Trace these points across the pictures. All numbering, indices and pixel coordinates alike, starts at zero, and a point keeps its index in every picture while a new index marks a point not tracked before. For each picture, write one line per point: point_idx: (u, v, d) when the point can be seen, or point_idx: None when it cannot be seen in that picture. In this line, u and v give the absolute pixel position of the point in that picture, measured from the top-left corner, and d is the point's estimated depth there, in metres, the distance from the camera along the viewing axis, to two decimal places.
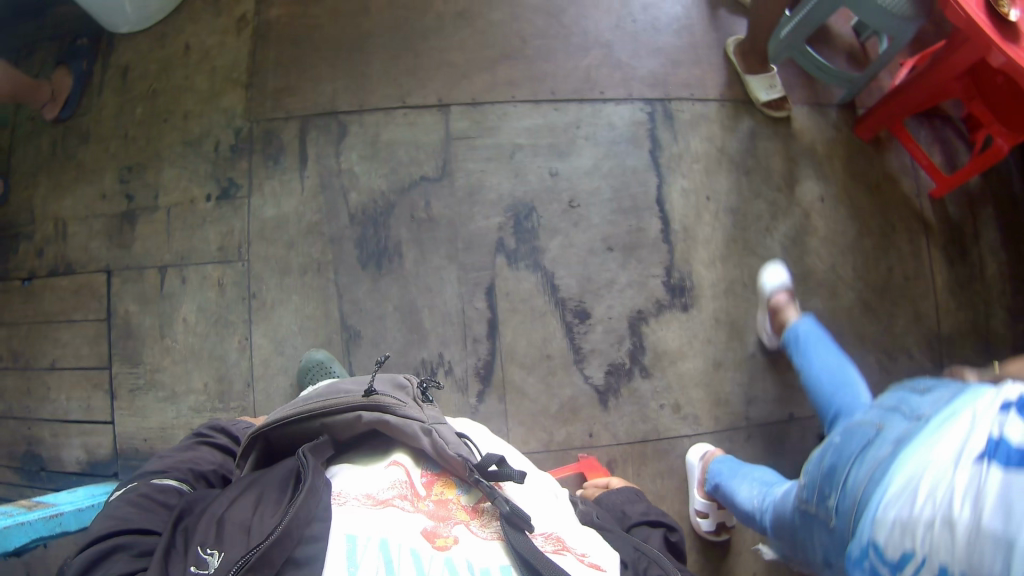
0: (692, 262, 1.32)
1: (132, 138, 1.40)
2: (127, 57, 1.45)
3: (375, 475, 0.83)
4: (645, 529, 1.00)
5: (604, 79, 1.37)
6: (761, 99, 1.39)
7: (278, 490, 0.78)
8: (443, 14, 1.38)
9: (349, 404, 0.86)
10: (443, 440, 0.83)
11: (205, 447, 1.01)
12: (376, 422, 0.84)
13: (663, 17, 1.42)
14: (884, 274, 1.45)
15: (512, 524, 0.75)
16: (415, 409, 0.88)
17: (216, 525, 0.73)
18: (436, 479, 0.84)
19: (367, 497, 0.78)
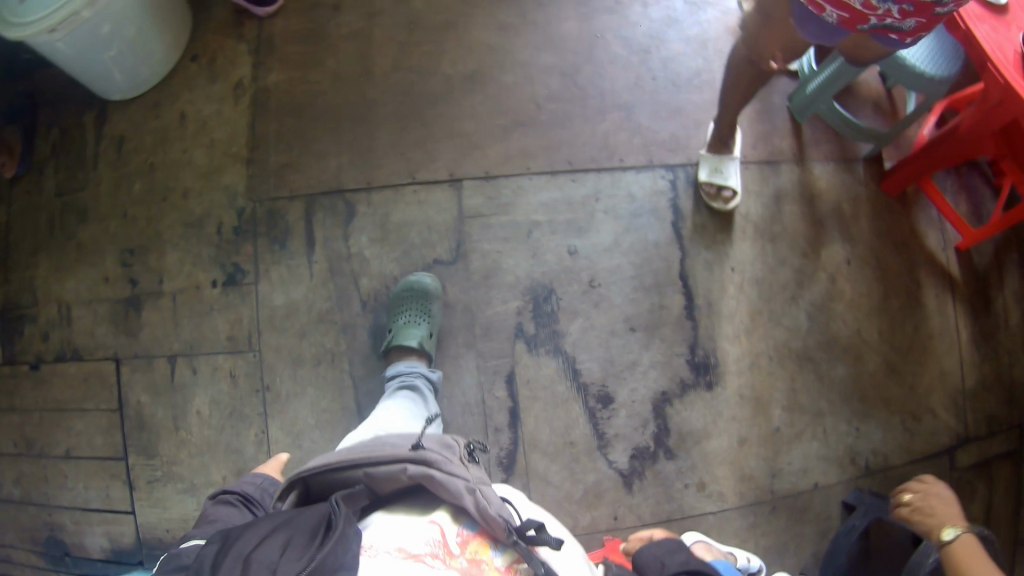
0: (718, 336, 1.26)
1: (131, 219, 1.29)
2: (121, 126, 1.33)
3: (407, 528, 0.69)
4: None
5: (623, 145, 1.31)
6: (700, 175, 1.27)
7: (308, 533, 0.65)
8: (452, 77, 1.33)
9: (392, 456, 0.73)
10: (487, 500, 0.69)
11: (224, 506, 0.94)
12: (421, 478, 0.71)
13: (683, 72, 1.36)
14: (909, 333, 1.34)
15: None
16: (464, 468, 0.74)
17: (239, 562, 0.62)
18: (471, 539, 0.70)
19: (395, 551, 0.65)
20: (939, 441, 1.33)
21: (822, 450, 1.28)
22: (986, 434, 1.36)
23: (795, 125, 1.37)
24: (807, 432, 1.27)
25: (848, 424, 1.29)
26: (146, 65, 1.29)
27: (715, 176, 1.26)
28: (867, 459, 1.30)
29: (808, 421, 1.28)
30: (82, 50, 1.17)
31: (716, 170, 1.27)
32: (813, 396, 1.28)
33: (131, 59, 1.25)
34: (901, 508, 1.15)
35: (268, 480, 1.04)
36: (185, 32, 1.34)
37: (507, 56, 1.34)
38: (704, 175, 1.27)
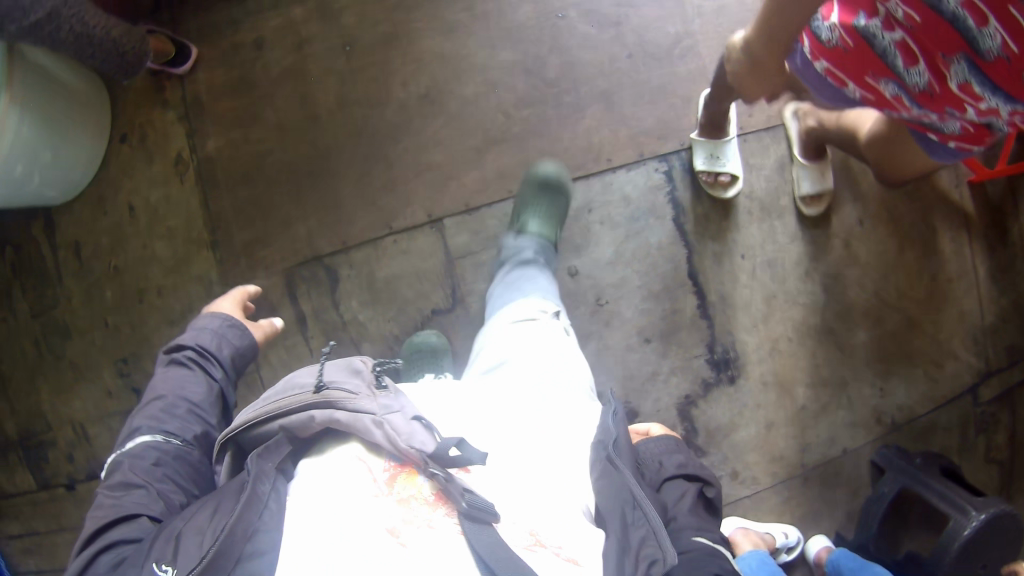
0: (736, 329, 1.22)
1: (114, 327, 1.24)
2: (72, 231, 1.26)
3: (326, 479, 0.60)
4: (681, 484, 0.80)
5: (609, 143, 1.19)
6: (697, 166, 1.17)
7: (235, 495, 0.61)
8: (406, 102, 1.18)
9: (297, 402, 0.63)
10: (396, 430, 0.60)
11: (178, 368, 0.86)
12: (330, 424, 0.62)
13: (662, 40, 1.22)
14: (926, 281, 1.28)
15: (473, 521, 0.57)
16: (372, 398, 0.64)
17: (173, 538, 0.60)
18: (397, 472, 0.61)
19: (317, 500, 0.58)
20: (961, 381, 1.29)
21: (849, 416, 1.27)
22: (1008, 363, 1.30)
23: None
24: (831, 405, 1.27)
25: (871, 387, 1.28)
26: (77, 169, 1.20)
27: (712, 164, 1.16)
28: (893, 416, 1.29)
29: (830, 392, 1.27)
30: (11, 193, 1.08)
31: (710, 156, 1.16)
32: (833, 367, 1.26)
33: (60, 172, 1.16)
34: (929, 482, 1.13)
35: (228, 322, 0.97)
36: (103, 117, 1.23)
37: (463, 63, 1.18)
38: (703, 163, 1.16)
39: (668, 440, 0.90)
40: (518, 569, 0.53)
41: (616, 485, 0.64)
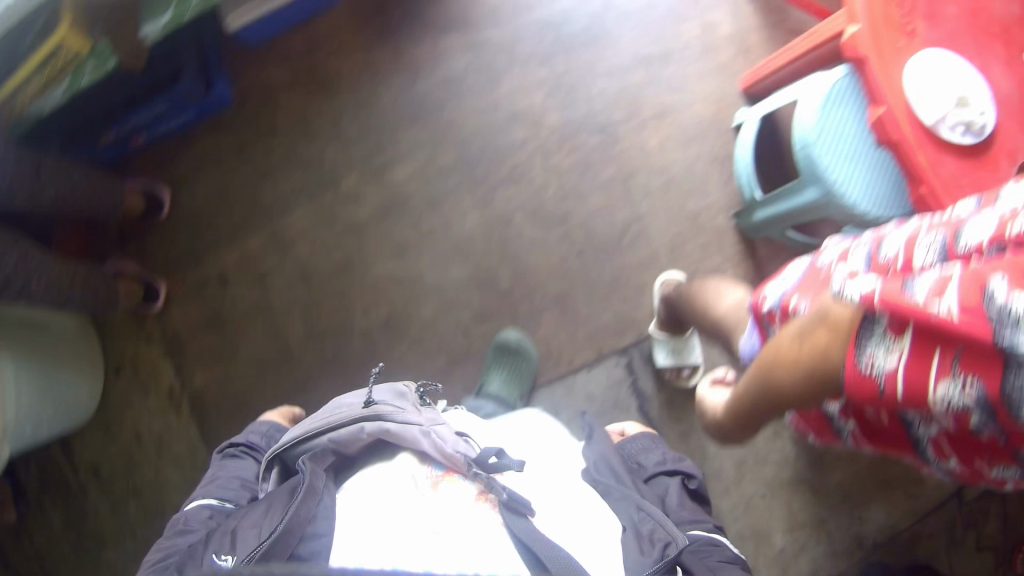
0: (712, 487, 1.31)
1: (143, 542, 1.34)
2: (89, 455, 1.36)
3: (380, 488, 0.74)
4: (663, 480, 0.96)
5: (568, 347, 1.23)
6: (658, 363, 1.20)
7: (284, 496, 0.75)
8: (371, 328, 1.24)
9: (348, 417, 0.78)
10: (443, 439, 0.76)
11: (230, 458, 0.98)
12: (380, 433, 0.77)
13: (610, 230, 1.25)
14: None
15: (511, 510, 0.71)
16: (415, 413, 0.80)
17: (230, 536, 0.73)
18: (440, 477, 0.76)
19: (374, 507, 0.72)
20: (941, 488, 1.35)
21: (828, 549, 1.33)
22: None
23: (746, 243, 1.29)
24: (810, 542, 1.32)
25: (848, 516, 1.33)
26: (85, 404, 1.30)
27: (676, 360, 1.20)
28: (874, 538, 1.33)
29: (808, 531, 1.33)
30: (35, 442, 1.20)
31: (673, 354, 1.20)
32: (809, 509, 1.33)
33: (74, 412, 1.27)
34: None
35: (273, 427, 1.08)
36: (99, 353, 1.34)
37: (418, 283, 1.23)
38: (662, 363, 1.20)
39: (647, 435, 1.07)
40: (549, 545, 0.66)
41: (617, 492, 0.81)
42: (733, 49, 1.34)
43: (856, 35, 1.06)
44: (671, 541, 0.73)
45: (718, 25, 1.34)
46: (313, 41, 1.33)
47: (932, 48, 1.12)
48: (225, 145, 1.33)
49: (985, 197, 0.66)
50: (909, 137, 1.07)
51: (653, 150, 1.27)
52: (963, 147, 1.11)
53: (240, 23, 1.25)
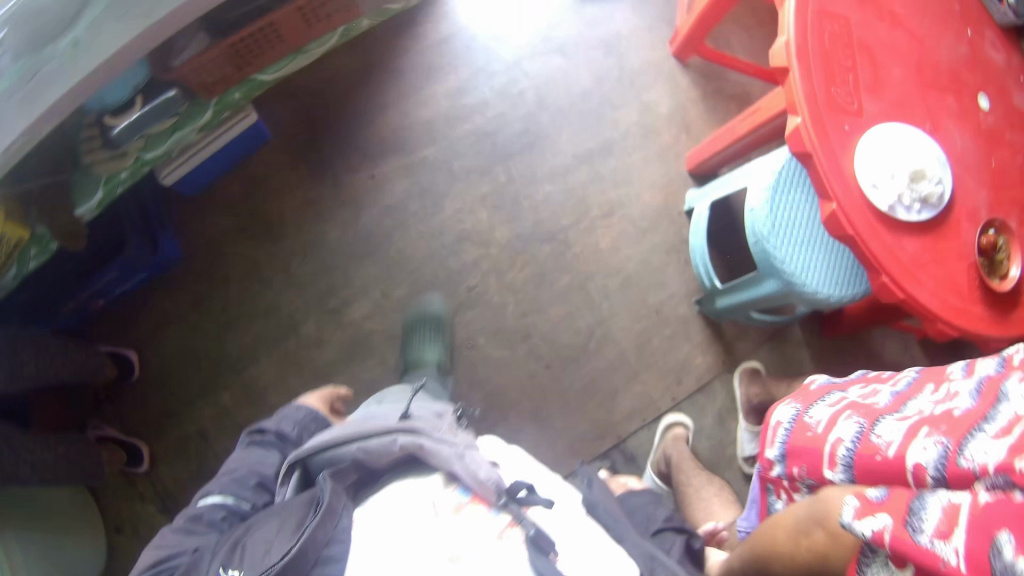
0: None
1: None
2: None
3: (401, 508, 0.66)
4: (671, 538, 0.87)
5: (550, 461, 1.21)
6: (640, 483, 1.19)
7: (301, 509, 0.68)
8: None
9: (382, 427, 0.71)
10: (476, 464, 0.67)
11: (257, 448, 0.92)
12: (413, 448, 0.69)
13: (576, 335, 1.25)
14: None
15: (535, 546, 0.61)
16: (455, 437, 0.72)
17: (239, 548, 0.67)
18: (466, 504, 0.67)
19: (391, 532, 0.64)
20: None
21: None
22: None
23: (712, 326, 1.29)
24: None
25: None
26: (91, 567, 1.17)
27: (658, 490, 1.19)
28: None
29: None
30: None
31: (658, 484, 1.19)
32: None
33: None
34: None
35: (312, 415, 0.99)
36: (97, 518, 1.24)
37: None
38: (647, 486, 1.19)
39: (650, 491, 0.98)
40: None
41: (632, 538, 0.72)
42: (671, 127, 1.34)
43: (799, 127, 0.88)
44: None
45: (655, 104, 1.34)
46: (252, 185, 1.31)
47: (883, 120, 0.93)
48: (181, 306, 1.29)
49: (983, 386, 0.54)
50: (863, 228, 0.88)
51: (606, 250, 1.28)
52: (921, 225, 0.91)
53: (174, 177, 1.18)
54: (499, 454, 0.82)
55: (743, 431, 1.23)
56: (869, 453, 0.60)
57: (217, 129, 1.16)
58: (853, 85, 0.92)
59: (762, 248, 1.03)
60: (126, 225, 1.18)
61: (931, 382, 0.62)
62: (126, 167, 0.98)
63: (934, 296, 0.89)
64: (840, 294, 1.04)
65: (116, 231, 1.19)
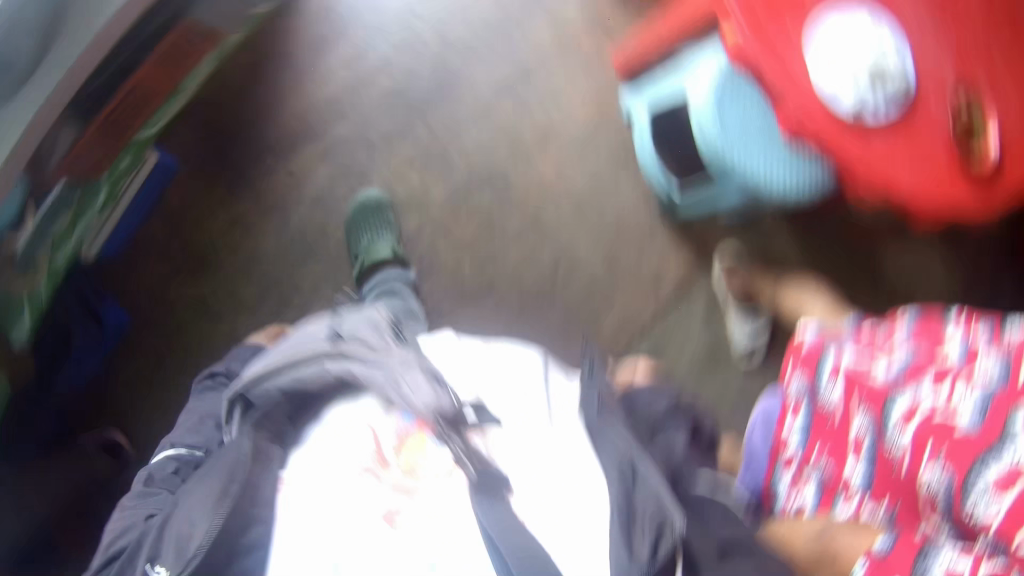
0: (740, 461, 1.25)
1: None
2: None
3: (342, 448, 0.73)
4: (675, 430, 0.79)
5: None
6: None
7: (224, 475, 0.67)
8: None
9: (313, 353, 0.73)
10: (409, 387, 0.68)
11: (210, 392, 0.89)
12: (342, 371, 0.72)
13: (541, 273, 1.20)
14: (864, 265, 1.23)
15: (485, 486, 0.65)
16: (391, 351, 0.73)
17: (162, 528, 0.67)
18: (409, 434, 0.73)
19: (324, 484, 0.71)
20: None
21: None
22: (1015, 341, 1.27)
23: (677, 225, 1.22)
24: None
25: None
26: None
27: None
28: None
29: None
30: None
31: None
32: None
33: None
34: None
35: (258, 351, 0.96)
36: None
37: None
38: None
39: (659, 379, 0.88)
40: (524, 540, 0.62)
41: (609, 450, 0.66)
42: (587, 32, 1.24)
43: (733, 40, 0.79)
44: (666, 523, 0.59)
45: (564, 13, 1.25)
46: (174, 222, 1.23)
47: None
48: (140, 362, 1.21)
49: (985, 404, 0.69)
50: (820, 135, 0.78)
51: (550, 180, 1.22)
52: (901, 105, 0.77)
53: (97, 248, 1.11)
54: (450, 359, 0.82)
55: (733, 321, 1.18)
56: (890, 456, 0.76)
57: (117, 189, 1.05)
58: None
59: (724, 126, 0.91)
60: (66, 318, 1.10)
61: (926, 389, 0.74)
62: (39, 266, 0.90)
63: (918, 180, 0.78)
64: (805, 183, 0.94)
65: (59, 327, 1.08)
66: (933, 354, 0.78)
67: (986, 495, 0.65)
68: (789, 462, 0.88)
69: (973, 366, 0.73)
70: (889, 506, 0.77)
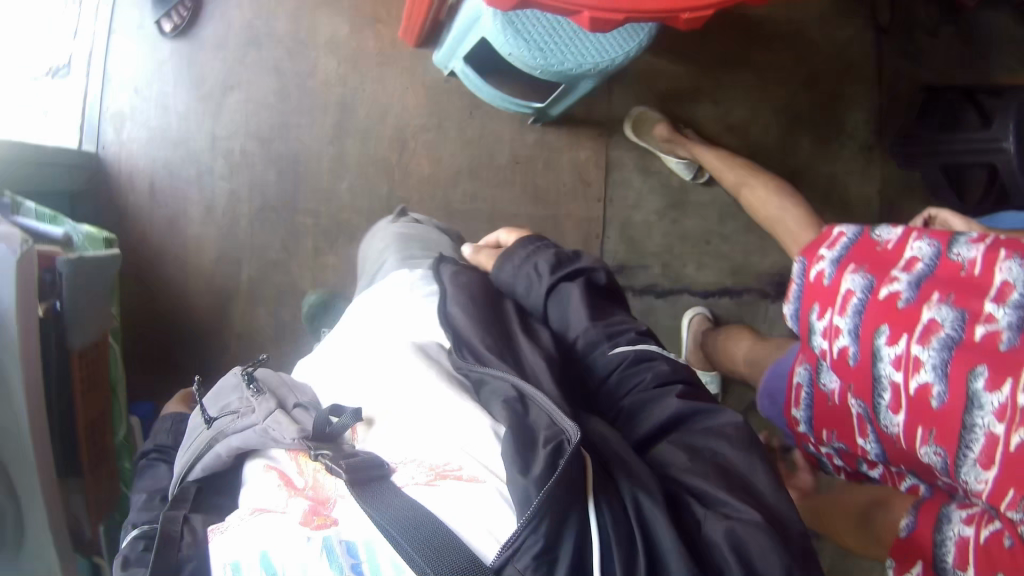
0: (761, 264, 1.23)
1: None
2: None
3: (249, 489, 0.65)
4: (566, 287, 0.81)
5: None
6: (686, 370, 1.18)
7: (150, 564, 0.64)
8: None
9: (201, 446, 0.68)
10: (275, 430, 0.63)
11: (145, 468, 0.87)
12: (231, 453, 0.66)
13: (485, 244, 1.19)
14: (743, 25, 1.23)
15: (362, 475, 0.57)
16: (254, 408, 0.67)
17: None
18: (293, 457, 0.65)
19: (249, 524, 0.58)
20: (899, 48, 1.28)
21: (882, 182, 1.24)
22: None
23: (562, 120, 1.19)
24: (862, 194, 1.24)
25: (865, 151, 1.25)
26: None
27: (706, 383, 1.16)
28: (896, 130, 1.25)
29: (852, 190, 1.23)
30: None
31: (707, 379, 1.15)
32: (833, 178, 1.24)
33: None
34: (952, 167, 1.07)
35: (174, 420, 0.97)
36: None
37: None
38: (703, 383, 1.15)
39: (529, 242, 0.88)
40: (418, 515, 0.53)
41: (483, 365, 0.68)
42: (363, 34, 1.25)
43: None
44: (563, 442, 0.57)
45: (336, 33, 1.25)
46: None
47: None
48: None
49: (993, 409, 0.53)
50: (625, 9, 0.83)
51: (430, 168, 1.21)
52: None
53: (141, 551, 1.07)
54: (333, 378, 0.77)
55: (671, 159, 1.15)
56: (888, 424, 0.63)
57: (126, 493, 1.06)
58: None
59: (519, 30, 0.95)
60: None
61: (878, 300, 0.62)
62: None
63: None
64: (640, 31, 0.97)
65: None
66: (891, 260, 0.64)
67: (975, 467, 0.55)
68: (809, 438, 0.82)
69: (945, 264, 0.60)
70: (907, 467, 0.67)
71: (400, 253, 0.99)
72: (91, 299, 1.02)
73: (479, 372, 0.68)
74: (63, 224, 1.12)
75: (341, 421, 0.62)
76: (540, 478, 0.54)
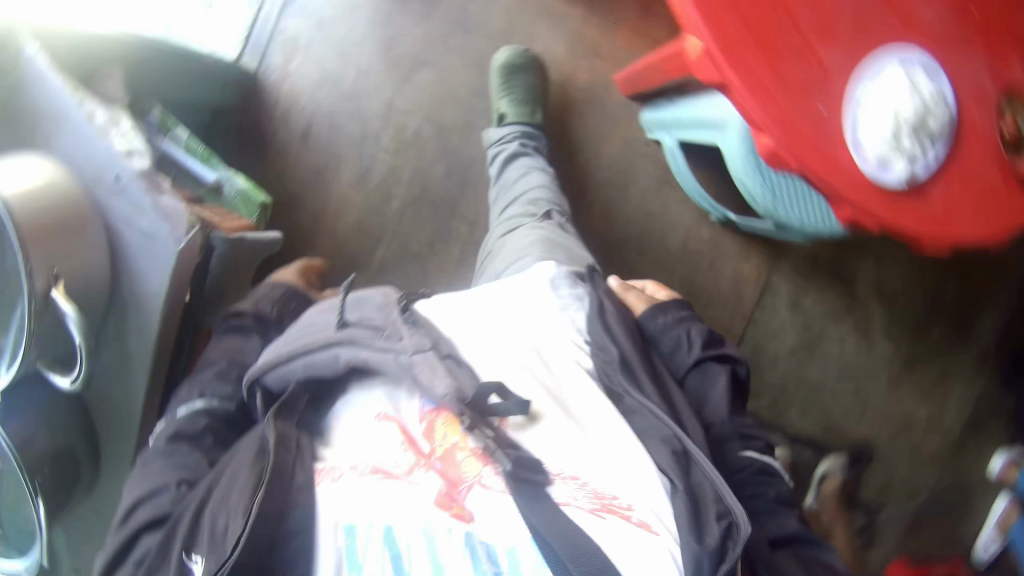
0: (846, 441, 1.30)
1: None
2: None
3: (366, 432, 0.64)
4: (714, 365, 0.81)
5: None
6: None
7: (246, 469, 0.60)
8: None
9: (323, 338, 0.66)
10: (427, 379, 0.60)
11: (235, 332, 0.85)
12: (354, 359, 0.64)
13: None
14: None
15: (528, 471, 0.58)
16: (402, 332, 0.64)
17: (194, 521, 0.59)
18: (437, 419, 0.64)
19: (359, 476, 0.60)
20: None
21: (992, 390, 1.27)
22: None
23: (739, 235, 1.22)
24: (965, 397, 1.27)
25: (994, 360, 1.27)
26: None
27: None
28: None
29: (959, 390, 1.27)
30: None
31: None
32: (954, 369, 1.27)
33: None
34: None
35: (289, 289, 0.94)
36: None
37: None
38: None
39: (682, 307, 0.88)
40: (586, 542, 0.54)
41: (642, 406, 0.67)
42: (578, 61, 1.18)
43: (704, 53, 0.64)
44: (733, 523, 0.57)
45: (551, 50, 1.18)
46: None
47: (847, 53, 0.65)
48: None
49: None
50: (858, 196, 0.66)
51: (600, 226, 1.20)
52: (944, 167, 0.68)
53: None
54: (474, 329, 0.74)
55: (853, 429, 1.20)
56: None
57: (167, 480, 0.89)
58: (793, 44, 0.64)
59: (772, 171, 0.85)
60: None
61: None
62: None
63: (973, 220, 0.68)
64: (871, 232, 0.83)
65: None
66: None
67: None
68: None
69: None
70: None
71: (545, 252, 0.88)
72: (234, 276, 0.91)
73: (633, 399, 0.68)
74: (215, 166, 0.96)
75: (503, 404, 0.63)
76: (716, 554, 0.54)
